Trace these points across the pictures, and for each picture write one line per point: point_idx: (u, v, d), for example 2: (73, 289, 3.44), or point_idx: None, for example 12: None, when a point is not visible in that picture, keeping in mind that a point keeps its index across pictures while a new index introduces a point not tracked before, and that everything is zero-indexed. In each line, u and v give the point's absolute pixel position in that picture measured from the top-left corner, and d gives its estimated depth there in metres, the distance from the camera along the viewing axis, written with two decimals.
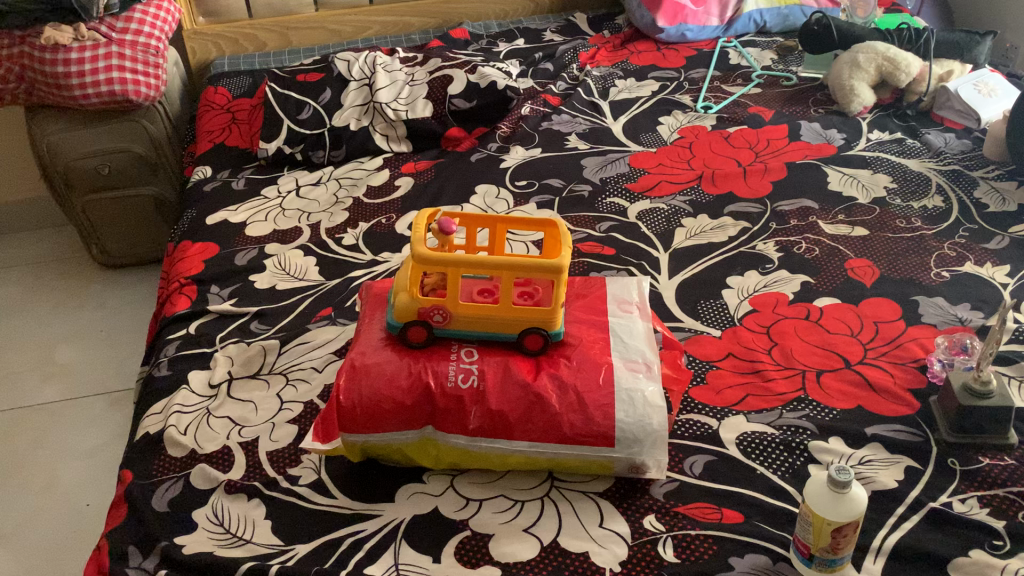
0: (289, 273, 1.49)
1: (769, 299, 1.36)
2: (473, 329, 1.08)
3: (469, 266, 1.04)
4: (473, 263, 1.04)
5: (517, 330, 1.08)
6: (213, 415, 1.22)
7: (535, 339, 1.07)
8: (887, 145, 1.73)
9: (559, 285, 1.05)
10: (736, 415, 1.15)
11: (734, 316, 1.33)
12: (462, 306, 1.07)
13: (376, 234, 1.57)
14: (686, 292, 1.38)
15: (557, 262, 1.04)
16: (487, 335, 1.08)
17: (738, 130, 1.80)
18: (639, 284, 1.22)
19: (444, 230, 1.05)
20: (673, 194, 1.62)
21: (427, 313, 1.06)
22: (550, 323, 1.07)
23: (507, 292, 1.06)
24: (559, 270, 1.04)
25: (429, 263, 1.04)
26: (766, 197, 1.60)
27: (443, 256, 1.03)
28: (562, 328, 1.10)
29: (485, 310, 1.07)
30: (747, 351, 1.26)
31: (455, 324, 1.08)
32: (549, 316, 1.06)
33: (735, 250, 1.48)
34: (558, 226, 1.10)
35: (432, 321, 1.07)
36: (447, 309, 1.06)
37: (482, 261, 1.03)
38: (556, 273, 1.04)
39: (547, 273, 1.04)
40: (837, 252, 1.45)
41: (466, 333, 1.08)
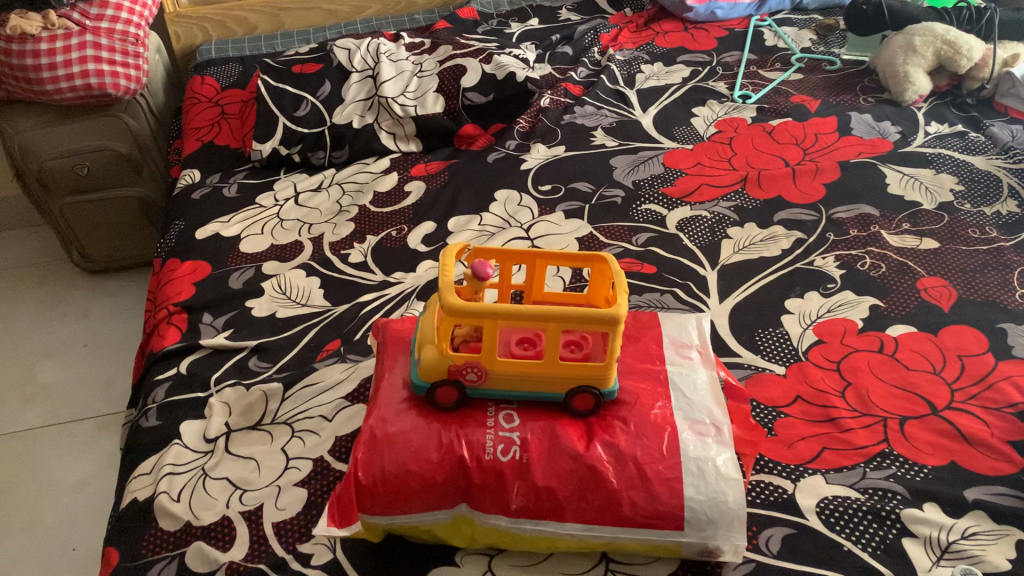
0: (290, 298, 1.33)
1: (835, 327, 1.21)
2: (512, 388, 0.92)
3: (510, 317, 0.88)
4: (514, 314, 0.87)
5: (565, 390, 0.92)
6: (209, 477, 1.06)
7: (585, 400, 0.91)
8: (947, 139, 1.57)
9: (615, 338, 0.89)
10: (813, 476, 1.00)
11: (798, 348, 1.18)
12: (500, 364, 0.90)
13: (387, 249, 1.41)
14: (741, 319, 1.23)
15: (613, 312, 0.88)
16: (529, 395, 0.93)
17: (782, 122, 1.63)
18: (698, 322, 1.06)
19: (479, 274, 0.88)
20: (716, 199, 1.46)
21: (459, 371, 0.90)
22: (604, 381, 0.91)
23: (553, 347, 0.90)
24: (617, 321, 0.88)
25: (461, 315, 0.88)
26: (820, 202, 1.44)
27: (480, 306, 0.87)
28: (616, 383, 0.94)
29: (528, 367, 0.91)
30: (817, 393, 1.10)
31: (491, 383, 0.92)
32: (602, 374, 0.90)
33: (791, 267, 1.32)
34: (609, 264, 0.95)
35: (465, 380, 0.91)
36: (482, 367, 0.90)
37: (526, 312, 0.87)
38: (612, 325, 0.88)
39: (601, 325, 0.88)
40: (906, 268, 1.29)
41: (504, 393, 0.92)
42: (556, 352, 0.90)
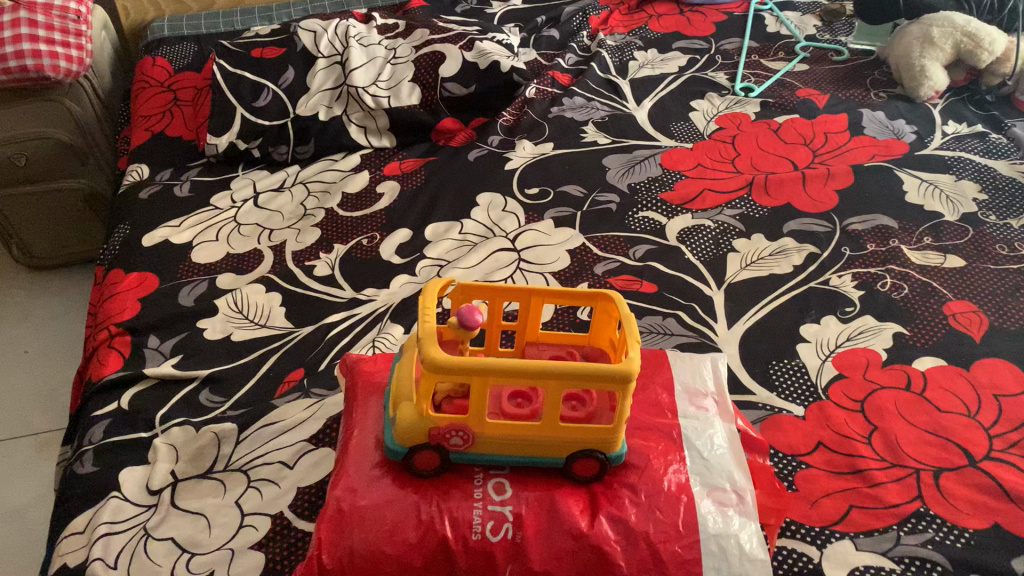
0: (247, 317, 1.19)
1: (856, 360, 1.09)
2: (503, 453, 0.79)
3: (503, 374, 0.74)
4: (509, 371, 0.74)
5: (563, 454, 0.79)
6: (152, 537, 0.93)
7: (588, 465, 0.79)
8: (967, 141, 1.45)
9: (626, 397, 0.76)
10: (841, 541, 0.89)
11: (817, 385, 1.06)
12: (491, 426, 0.77)
13: (356, 261, 1.26)
14: (753, 348, 1.10)
15: (624, 368, 0.75)
16: (523, 460, 0.80)
17: (789, 120, 1.50)
18: (713, 362, 0.94)
19: (467, 320, 0.75)
20: (719, 206, 1.33)
21: (442, 434, 0.77)
22: (611, 443, 0.79)
23: (553, 407, 0.77)
24: (629, 379, 0.75)
25: (445, 373, 0.74)
26: (833, 211, 1.32)
27: (467, 362, 0.73)
28: (623, 445, 0.82)
29: (522, 428, 0.78)
30: (841, 439, 0.99)
31: (480, 447, 0.79)
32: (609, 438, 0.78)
33: (805, 286, 1.20)
34: (615, 302, 0.82)
35: (447, 445, 0.77)
36: (468, 429, 0.77)
37: (522, 368, 0.74)
38: (623, 384, 0.75)
39: (609, 384, 0.75)
40: (931, 290, 1.18)
41: (494, 458, 0.79)
42: (556, 413, 0.77)
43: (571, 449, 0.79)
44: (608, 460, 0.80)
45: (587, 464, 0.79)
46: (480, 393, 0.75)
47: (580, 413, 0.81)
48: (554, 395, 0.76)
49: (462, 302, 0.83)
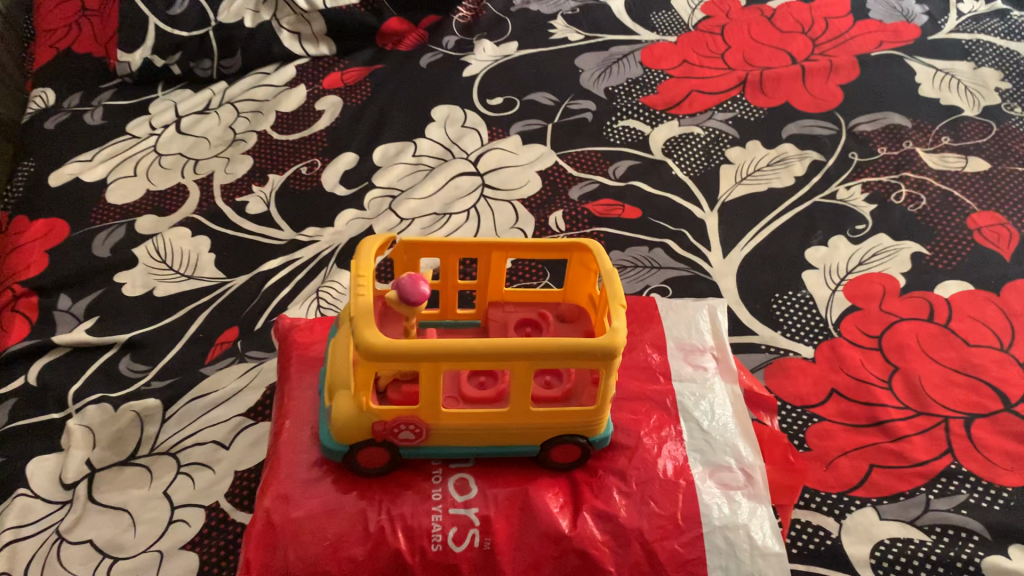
0: (172, 268, 1.03)
1: (871, 289, 0.95)
2: (464, 445, 0.66)
3: (457, 358, 0.60)
4: (463, 354, 0.60)
5: (537, 441, 0.66)
6: (66, 542, 0.79)
7: (567, 451, 0.66)
8: (986, 21, 1.28)
9: (610, 375, 0.63)
10: (863, 510, 0.77)
11: (827, 319, 0.93)
12: (448, 415, 0.64)
13: (294, 194, 1.10)
14: (753, 279, 0.97)
15: (607, 341, 0.61)
16: (489, 450, 0.66)
17: (784, 4, 1.32)
18: (713, 311, 0.81)
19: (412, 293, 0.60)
20: (709, 109, 1.17)
21: (388, 428, 0.63)
22: (595, 425, 0.66)
23: (522, 390, 0.63)
24: (613, 355, 0.61)
25: (386, 360, 0.60)
26: (838, 110, 1.16)
27: (411, 346, 0.59)
28: (609, 425, 0.69)
29: (486, 417, 0.64)
30: (857, 384, 0.86)
31: (436, 440, 0.65)
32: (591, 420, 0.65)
33: (809, 201, 1.05)
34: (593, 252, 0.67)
35: (396, 441, 0.64)
36: (419, 421, 0.63)
37: (480, 349, 0.60)
38: (606, 361, 0.61)
39: (589, 362, 0.61)
40: (952, 201, 1.03)
41: (454, 451, 0.66)
42: (525, 397, 0.63)
43: (546, 435, 0.66)
44: (591, 445, 0.67)
45: (566, 451, 0.67)
46: (430, 380, 0.61)
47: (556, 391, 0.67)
48: (522, 379, 0.62)
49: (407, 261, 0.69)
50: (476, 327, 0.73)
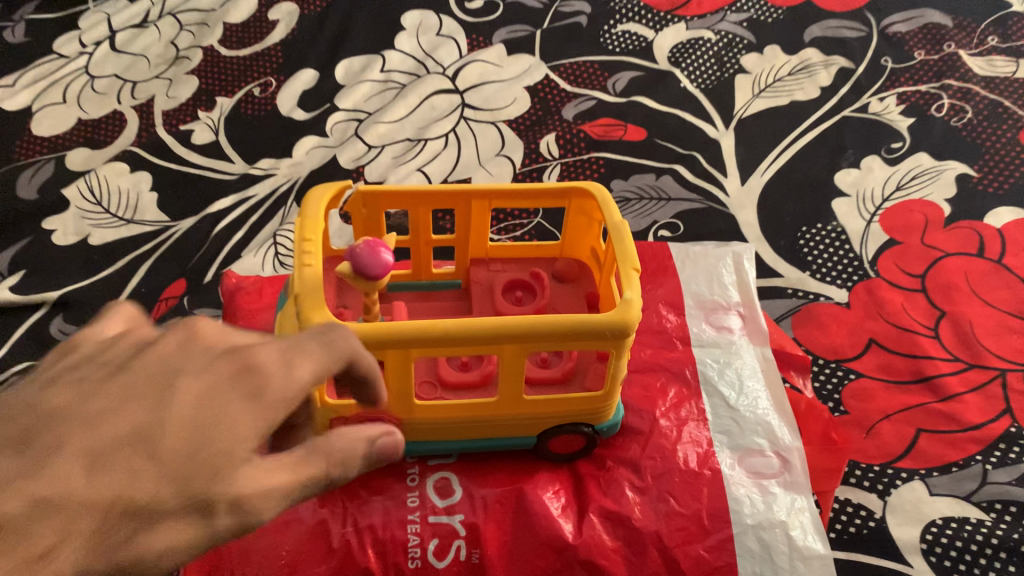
0: (108, 210, 0.89)
1: (912, 219, 0.83)
2: (444, 439, 0.55)
3: (432, 345, 0.48)
4: (439, 339, 0.48)
5: (532, 432, 0.55)
6: None
7: (569, 441, 0.56)
8: None
9: (622, 357, 0.51)
10: (911, 485, 0.66)
11: (862, 255, 0.81)
12: (423, 409, 0.52)
13: (247, 120, 0.96)
14: (776, 210, 0.84)
15: (617, 319, 0.49)
16: (475, 444, 0.56)
17: None
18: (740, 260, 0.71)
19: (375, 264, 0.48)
20: (720, 10, 1.03)
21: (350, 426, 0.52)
22: (601, 412, 0.55)
23: (513, 379, 0.51)
24: (627, 334, 0.50)
25: None
26: (867, 8, 1.02)
27: (373, 335, 0.47)
28: (618, 408, 0.58)
29: (470, 408, 0.53)
30: (901, 333, 0.75)
31: (411, 436, 0.54)
32: (597, 407, 0.54)
33: (837, 116, 0.92)
34: (597, 200, 0.57)
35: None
36: (388, 416, 0.52)
37: (459, 333, 0.48)
38: (617, 342, 0.50)
39: (596, 344, 0.50)
40: (1001, 112, 0.91)
41: (432, 446, 0.55)
42: (518, 386, 0.52)
43: (543, 425, 0.55)
44: (597, 434, 0.56)
45: (569, 442, 0.56)
46: (400, 372, 0.50)
47: (554, 371, 0.56)
48: (514, 365, 0.51)
49: (372, 215, 0.58)
50: (458, 289, 0.63)
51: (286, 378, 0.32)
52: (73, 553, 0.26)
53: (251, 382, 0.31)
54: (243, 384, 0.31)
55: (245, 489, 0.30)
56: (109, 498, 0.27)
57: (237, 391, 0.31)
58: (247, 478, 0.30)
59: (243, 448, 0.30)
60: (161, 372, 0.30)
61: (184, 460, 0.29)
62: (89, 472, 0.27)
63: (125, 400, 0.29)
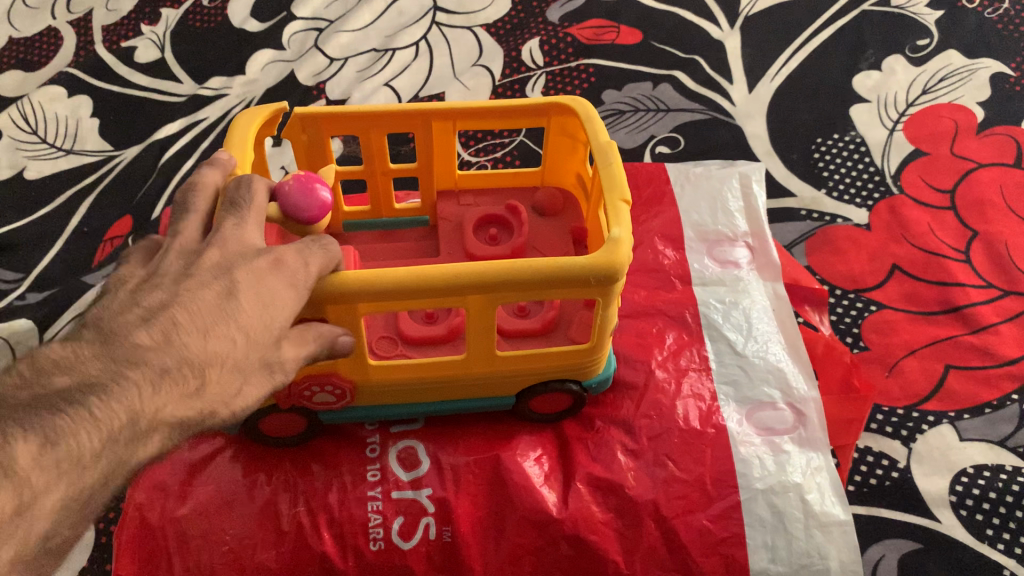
0: (44, 140, 0.79)
1: (940, 126, 0.74)
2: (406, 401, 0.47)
3: (379, 301, 0.40)
4: (387, 294, 0.40)
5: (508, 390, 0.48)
6: None
7: (551, 401, 0.49)
8: None
9: (611, 305, 0.43)
10: (938, 429, 0.59)
11: (884, 169, 0.72)
12: (379, 369, 0.45)
13: (196, 34, 0.86)
14: (789, 121, 0.75)
15: (601, 262, 0.41)
16: (443, 406, 0.48)
17: None
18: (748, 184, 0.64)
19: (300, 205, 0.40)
20: None
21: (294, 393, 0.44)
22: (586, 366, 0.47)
23: (482, 334, 0.44)
24: (616, 279, 0.41)
25: None
26: None
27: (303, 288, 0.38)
28: (607, 361, 0.50)
29: (435, 367, 0.45)
30: (928, 256, 0.67)
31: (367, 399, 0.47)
32: (580, 362, 0.46)
33: (854, 12, 0.82)
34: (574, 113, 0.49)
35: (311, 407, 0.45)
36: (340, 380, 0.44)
37: (408, 286, 0.39)
38: (603, 289, 0.42)
39: (580, 291, 0.42)
40: None
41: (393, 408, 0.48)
42: (490, 342, 0.44)
43: (522, 383, 0.47)
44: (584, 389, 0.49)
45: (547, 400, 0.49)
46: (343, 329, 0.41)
47: (533, 321, 0.49)
48: (482, 319, 0.43)
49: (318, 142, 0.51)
50: (424, 226, 0.56)
51: (306, 271, 0.36)
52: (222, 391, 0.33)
53: (294, 264, 0.36)
54: (283, 262, 0.36)
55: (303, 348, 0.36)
56: (218, 358, 0.33)
57: (280, 274, 0.35)
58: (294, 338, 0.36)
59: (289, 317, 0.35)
60: (223, 262, 0.35)
61: (264, 333, 0.34)
62: (205, 336, 0.33)
63: (209, 281, 0.34)
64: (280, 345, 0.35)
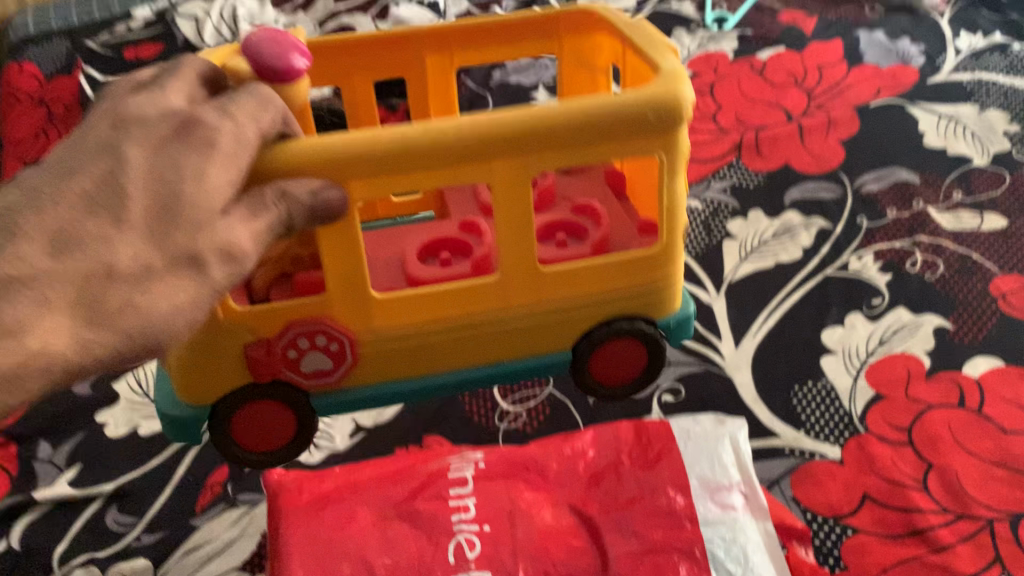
0: None
1: (895, 373, 0.89)
2: (452, 355, 0.74)
3: (377, 165, 0.62)
4: (377, 155, 0.61)
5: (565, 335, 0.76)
6: None
7: (619, 340, 0.77)
8: (985, 56, 1.26)
9: (673, 173, 0.69)
10: None
11: (851, 411, 0.87)
12: (380, 317, 0.71)
13: None
14: (771, 370, 0.91)
15: (651, 105, 0.65)
16: (505, 364, 0.76)
17: (773, 55, 1.30)
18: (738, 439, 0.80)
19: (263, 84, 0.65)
20: (705, 178, 1.13)
21: (272, 349, 0.70)
22: (644, 301, 0.76)
23: (513, 271, 0.71)
24: (670, 120, 0.66)
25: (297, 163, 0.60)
26: (842, 169, 1.12)
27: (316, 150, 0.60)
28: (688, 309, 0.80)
29: (476, 299, 0.72)
30: (892, 485, 0.80)
31: (388, 344, 0.72)
32: (655, 278, 0.75)
33: (818, 276, 1.00)
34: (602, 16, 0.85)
35: (300, 377, 0.72)
36: (342, 325, 0.70)
37: (434, 148, 0.63)
38: (664, 131, 0.66)
39: (647, 137, 0.67)
40: (972, 265, 0.98)
41: (427, 365, 0.74)
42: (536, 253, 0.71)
43: (593, 320, 0.76)
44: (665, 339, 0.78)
45: (617, 369, 0.79)
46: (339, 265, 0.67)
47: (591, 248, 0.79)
48: (514, 221, 0.69)
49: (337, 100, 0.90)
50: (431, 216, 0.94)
51: (221, 139, 0.53)
52: (74, 301, 0.44)
53: (200, 164, 0.51)
54: (186, 148, 0.51)
55: (211, 228, 0.51)
56: (97, 246, 0.45)
57: (172, 150, 0.50)
58: (217, 230, 0.51)
59: (208, 196, 0.51)
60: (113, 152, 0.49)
61: (158, 212, 0.48)
62: (68, 242, 0.45)
63: (91, 172, 0.47)
64: (209, 227, 0.50)
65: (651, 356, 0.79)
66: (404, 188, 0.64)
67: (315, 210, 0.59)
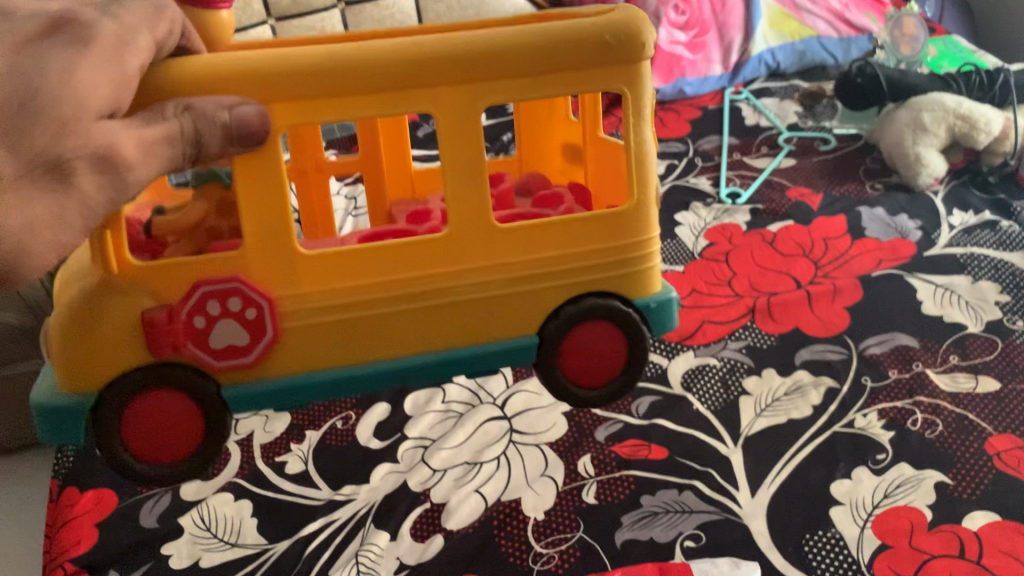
0: (217, 536, 1.05)
1: (899, 524, 0.97)
2: (406, 334, 0.76)
3: (321, 87, 0.67)
4: (332, 71, 0.66)
5: (529, 308, 0.78)
6: None
7: (594, 322, 0.80)
8: (977, 232, 1.39)
9: (637, 122, 0.76)
10: None
11: (859, 559, 0.94)
12: (308, 278, 0.73)
13: (331, 451, 1.16)
14: (784, 519, 0.99)
15: (619, 32, 0.71)
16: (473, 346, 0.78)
17: (783, 228, 1.44)
18: None
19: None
20: (722, 338, 1.24)
21: (174, 312, 0.70)
22: (621, 281, 0.81)
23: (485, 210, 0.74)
24: (629, 38, 0.71)
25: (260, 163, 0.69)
26: (847, 333, 1.22)
27: (239, 65, 0.65)
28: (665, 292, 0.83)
29: (426, 268, 0.75)
30: None
31: (312, 303, 0.73)
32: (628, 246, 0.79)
33: (827, 431, 1.09)
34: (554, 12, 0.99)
35: (210, 356, 0.72)
36: (265, 290, 0.72)
37: (408, 66, 0.67)
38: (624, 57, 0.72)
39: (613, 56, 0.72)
40: (968, 425, 1.07)
41: (377, 346, 0.76)
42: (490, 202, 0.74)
43: (567, 290, 0.79)
44: (644, 322, 0.82)
45: (595, 366, 0.83)
46: (256, 211, 0.70)
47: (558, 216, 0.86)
48: (466, 162, 0.73)
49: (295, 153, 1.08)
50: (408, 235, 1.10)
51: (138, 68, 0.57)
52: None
53: None
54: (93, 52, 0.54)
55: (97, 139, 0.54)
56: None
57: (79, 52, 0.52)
58: None
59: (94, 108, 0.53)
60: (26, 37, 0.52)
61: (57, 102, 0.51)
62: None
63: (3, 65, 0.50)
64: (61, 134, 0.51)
65: (627, 335, 0.82)
66: (333, 119, 0.68)
67: (230, 127, 0.63)
